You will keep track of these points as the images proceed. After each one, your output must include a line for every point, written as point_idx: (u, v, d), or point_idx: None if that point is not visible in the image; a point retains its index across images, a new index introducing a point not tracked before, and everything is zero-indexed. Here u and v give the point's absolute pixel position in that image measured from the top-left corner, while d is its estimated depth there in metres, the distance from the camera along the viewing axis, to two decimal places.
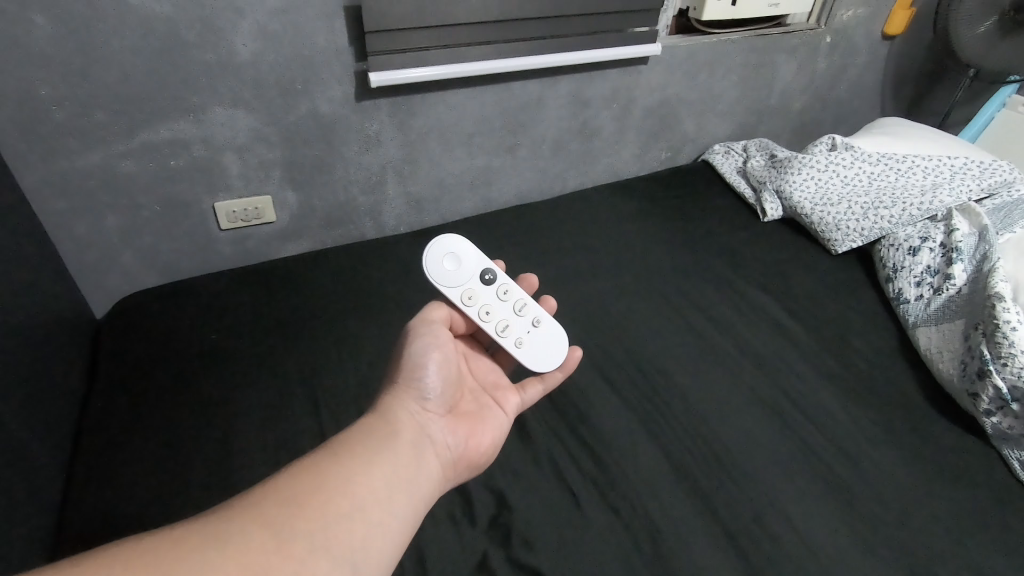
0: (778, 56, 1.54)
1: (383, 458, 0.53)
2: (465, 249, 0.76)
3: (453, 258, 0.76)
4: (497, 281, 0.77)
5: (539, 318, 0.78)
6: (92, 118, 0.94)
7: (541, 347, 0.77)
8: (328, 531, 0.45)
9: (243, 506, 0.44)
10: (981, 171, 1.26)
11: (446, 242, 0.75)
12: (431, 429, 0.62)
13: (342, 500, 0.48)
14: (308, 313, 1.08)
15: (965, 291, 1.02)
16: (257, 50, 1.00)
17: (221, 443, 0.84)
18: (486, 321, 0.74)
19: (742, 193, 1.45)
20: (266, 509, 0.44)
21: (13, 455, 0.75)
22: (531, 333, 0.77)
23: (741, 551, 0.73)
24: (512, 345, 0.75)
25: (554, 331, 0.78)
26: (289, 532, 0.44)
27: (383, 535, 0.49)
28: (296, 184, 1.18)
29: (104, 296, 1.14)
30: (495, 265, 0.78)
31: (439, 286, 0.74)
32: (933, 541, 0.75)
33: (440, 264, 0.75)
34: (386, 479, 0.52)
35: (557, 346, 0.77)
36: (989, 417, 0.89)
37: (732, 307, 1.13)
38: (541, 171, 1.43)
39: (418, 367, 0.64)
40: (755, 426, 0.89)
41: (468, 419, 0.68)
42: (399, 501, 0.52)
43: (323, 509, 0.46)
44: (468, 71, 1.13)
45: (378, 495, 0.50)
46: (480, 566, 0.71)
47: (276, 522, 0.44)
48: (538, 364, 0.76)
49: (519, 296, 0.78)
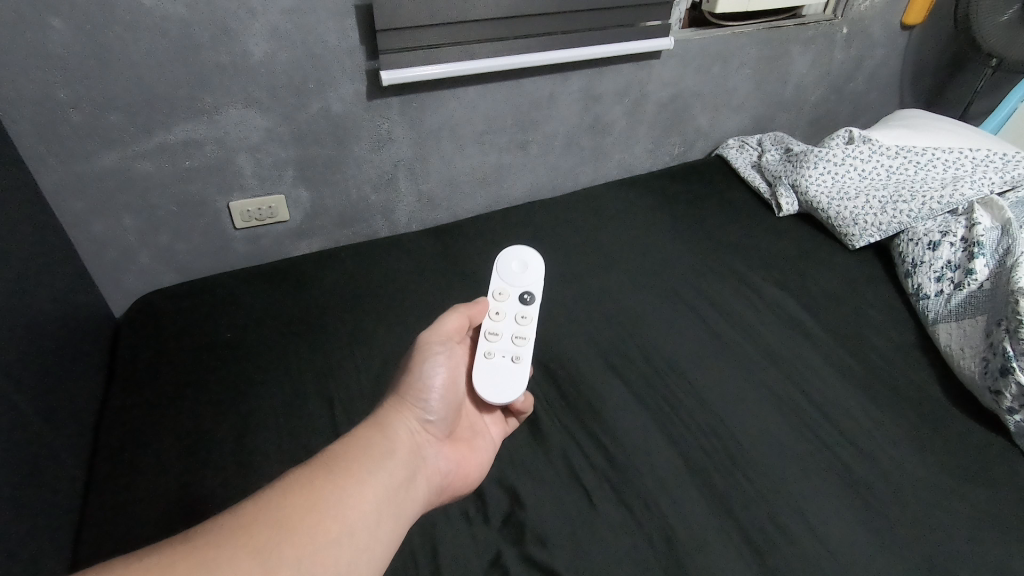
0: (793, 48, 1.52)
1: (377, 479, 0.53)
2: (536, 271, 0.82)
3: (521, 265, 0.82)
4: (528, 305, 0.78)
5: (521, 356, 0.72)
6: (109, 120, 0.96)
7: (500, 379, 0.70)
8: (314, 557, 0.45)
9: (233, 529, 0.44)
10: (1004, 163, 1.23)
11: (531, 256, 0.83)
12: (426, 451, 0.62)
13: (331, 525, 0.47)
14: (322, 312, 1.09)
15: (987, 286, 1.00)
16: (269, 50, 1.00)
17: (237, 441, 0.85)
18: (491, 316, 0.75)
19: (757, 187, 1.43)
20: (254, 533, 0.44)
21: (34, 460, 0.76)
22: (504, 361, 0.72)
23: (757, 551, 0.73)
24: (480, 350, 0.71)
25: (517, 383, 0.70)
26: (275, 559, 0.43)
27: (367, 560, 0.49)
28: (309, 183, 1.18)
29: (121, 295, 1.15)
30: (540, 298, 0.79)
31: (493, 272, 0.82)
32: (953, 541, 0.74)
33: (511, 262, 0.82)
34: (378, 503, 0.52)
35: (508, 392, 0.70)
36: (1013, 415, 0.86)
37: (747, 303, 1.12)
38: (552, 167, 1.42)
39: (424, 388, 0.64)
40: (770, 424, 0.88)
41: (460, 445, 0.68)
42: (388, 525, 0.52)
43: (311, 533, 0.46)
44: (479, 68, 1.13)
45: (368, 520, 0.50)
46: (493, 565, 0.71)
47: (264, 549, 0.44)
48: (484, 389, 0.69)
49: (528, 332, 0.75)
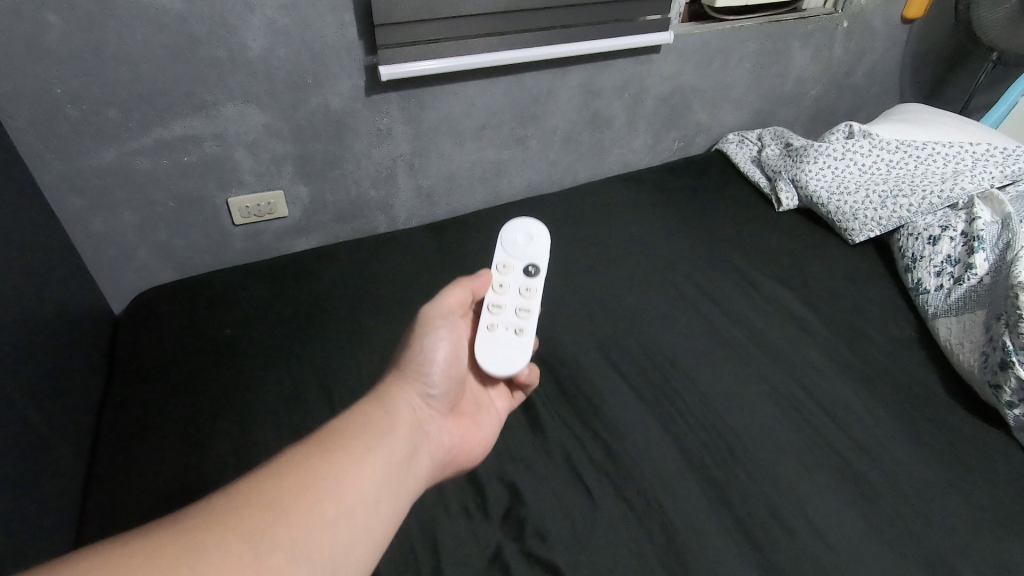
0: (793, 42, 1.51)
1: (376, 456, 0.53)
2: (541, 245, 0.82)
3: (526, 239, 0.82)
4: (533, 279, 0.78)
5: (524, 328, 0.72)
6: (106, 116, 0.95)
7: (503, 350, 0.70)
8: (311, 536, 0.45)
9: (228, 510, 0.44)
10: (1005, 158, 1.23)
11: (537, 229, 0.83)
12: (428, 426, 0.62)
13: (328, 505, 0.47)
14: (323, 308, 1.09)
15: (987, 280, 0.99)
16: (268, 45, 1.00)
17: (237, 437, 0.85)
18: (495, 289, 0.76)
19: (757, 182, 1.43)
20: (250, 514, 0.44)
21: (34, 457, 0.76)
22: (508, 332, 0.72)
23: (757, 545, 0.73)
24: (484, 321, 0.72)
25: (520, 355, 0.70)
26: (271, 539, 0.43)
27: (366, 538, 0.49)
28: (307, 179, 1.18)
29: (120, 291, 1.15)
30: (545, 272, 0.80)
31: (498, 245, 0.82)
32: (952, 534, 0.74)
33: (516, 235, 0.82)
34: (376, 480, 0.52)
35: (511, 363, 0.70)
36: (1012, 409, 0.86)
37: (746, 298, 1.11)
38: (551, 163, 1.42)
39: (425, 363, 0.64)
40: (770, 419, 0.88)
41: (463, 420, 0.69)
42: (387, 502, 0.52)
43: (308, 512, 0.46)
44: (477, 62, 1.12)
45: (366, 497, 0.50)
46: (493, 559, 0.71)
47: (261, 528, 0.43)
48: (487, 358, 0.69)
49: (532, 306, 0.75)
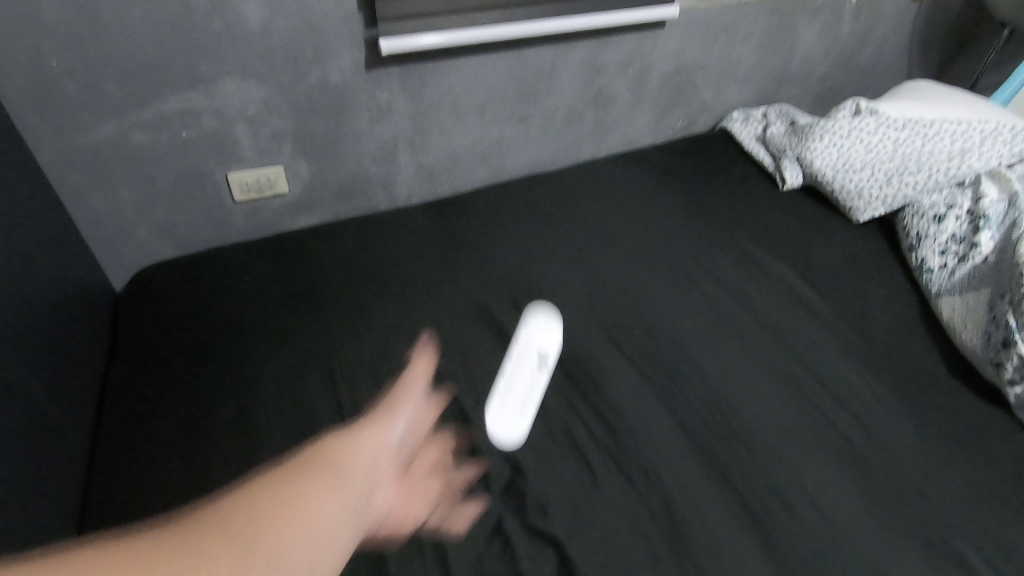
0: (801, 17, 1.48)
1: (353, 468, 0.42)
2: (556, 329, 0.95)
3: (545, 323, 0.95)
4: (545, 362, 0.90)
5: (529, 406, 0.83)
6: (104, 91, 0.94)
7: (507, 420, 0.81)
8: (288, 546, 0.34)
9: (143, 560, 0.30)
10: (1013, 136, 1.20)
11: (554, 317, 0.97)
12: (391, 466, 0.48)
13: (307, 512, 0.36)
14: (327, 284, 1.08)
15: (991, 259, 0.99)
16: (266, 18, 0.98)
17: (241, 417, 0.86)
18: (510, 366, 0.88)
19: (762, 161, 1.42)
20: (238, 524, 0.33)
21: (36, 435, 0.76)
22: (513, 406, 0.83)
23: (756, 520, 0.74)
24: (495, 398, 0.84)
25: (521, 424, 0.81)
26: (235, 551, 0.32)
27: (336, 563, 0.37)
28: (308, 156, 1.17)
29: (120, 268, 1.15)
30: (555, 361, 0.91)
31: (519, 329, 0.95)
32: (949, 510, 0.75)
33: (536, 321, 0.96)
34: (356, 492, 0.41)
35: (511, 432, 0.80)
36: (1013, 386, 0.86)
37: (749, 277, 1.11)
38: (554, 140, 1.40)
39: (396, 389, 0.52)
40: (771, 397, 0.88)
41: (410, 480, 0.54)
42: (358, 527, 0.40)
43: (278, 520, 0.35)
44: (479, 37, 1.11)
45: (344, 507, 0.39)
46: (495, 531, 0.72)
47: (228, 536, 0.32)
48: (493, 427, 0.81)
49: (539, 384, 0.87)
